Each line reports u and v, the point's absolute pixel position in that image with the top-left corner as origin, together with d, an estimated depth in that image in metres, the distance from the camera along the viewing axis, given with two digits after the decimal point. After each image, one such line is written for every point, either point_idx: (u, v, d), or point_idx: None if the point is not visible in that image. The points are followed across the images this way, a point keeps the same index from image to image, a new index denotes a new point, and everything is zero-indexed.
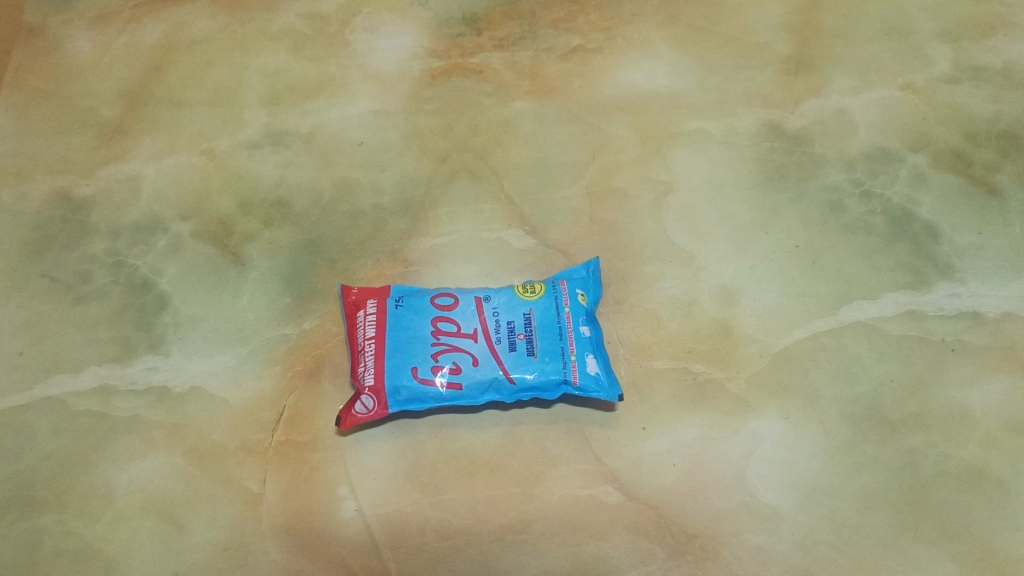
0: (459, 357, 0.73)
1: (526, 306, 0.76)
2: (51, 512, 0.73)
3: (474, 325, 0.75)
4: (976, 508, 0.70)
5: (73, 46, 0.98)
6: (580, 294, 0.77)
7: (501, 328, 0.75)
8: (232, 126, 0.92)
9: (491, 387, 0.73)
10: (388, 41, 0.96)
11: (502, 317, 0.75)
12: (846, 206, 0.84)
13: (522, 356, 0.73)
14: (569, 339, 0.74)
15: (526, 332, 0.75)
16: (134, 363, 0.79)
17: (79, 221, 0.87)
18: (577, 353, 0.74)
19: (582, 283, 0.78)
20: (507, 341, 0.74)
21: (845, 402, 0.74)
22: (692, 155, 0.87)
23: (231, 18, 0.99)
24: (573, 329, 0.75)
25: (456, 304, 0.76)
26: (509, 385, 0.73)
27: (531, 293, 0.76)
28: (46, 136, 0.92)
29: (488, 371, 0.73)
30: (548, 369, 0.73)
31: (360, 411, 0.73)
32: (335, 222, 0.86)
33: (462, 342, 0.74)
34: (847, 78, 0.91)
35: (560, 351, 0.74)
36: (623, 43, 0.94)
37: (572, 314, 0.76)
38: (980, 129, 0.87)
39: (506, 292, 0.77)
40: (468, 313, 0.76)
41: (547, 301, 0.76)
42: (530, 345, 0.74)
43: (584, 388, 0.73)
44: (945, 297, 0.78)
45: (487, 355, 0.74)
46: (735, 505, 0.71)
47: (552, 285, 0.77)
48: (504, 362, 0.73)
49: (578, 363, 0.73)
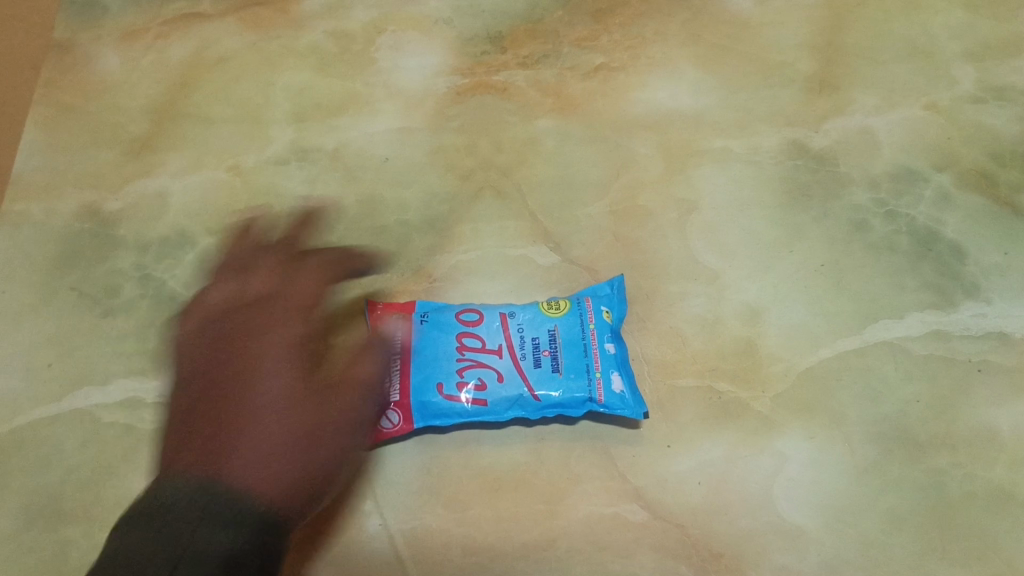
0: (484, 373, 0.74)
1: (551, 322, 0.77)
2: (78, 524, 0.74)
3: (499, 341, 0.76)
4: (1002, 530, 0.69)
5: (102, 62, 0.99)
6: (605, 312, 0.77)
7: (526, 345, 0.76)
8: (259, 142, 0.93)
9: (514, 405, 0.74)
10: (414, 59, 0.97)
11: (527, 335, 0.76)
12: (870, 226, 0.84)
13: (547, 372, 0.74)
14: (594, 357, 0.75)
15: (550, 348, 0.76)
16: (161, 376, 0.80)
17: (108, 235, 0.89)
18: (601, 370, 0.74)
19: (607, 302, 0.79)
20: (532, 357, 0.75)
21: (871, 422, 0.74)
22: (716, 173, 0.87)
23: (257, 35, 1.00)
24: (598, 346, 0.76)
25: (480, 320, 0.77)
26: (533, 403, 0.74)
27: (556, 310, 0.77)
28: (75, 151, 0.94)
29: (511, 388, 0.74)
30: (572, 386, 0.73)
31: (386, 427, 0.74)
32: (361, 238, 0.87)
33: (486, 358, 0.75)
34: (871, 97, 0.90)
35: (584, 369, 0.74)
36: (646, 62, 0.94)
37: (597, 331, 0.76)
38: (1005, 149, 0.86)
39: (531, 310, 0.78)
40: (493, 330, 0.77)
41: (572, 319, 0.77)
42: (555, 361, 0.75)
43: (608, 404, 0.73)
44: (971, 316, 0.78)
45: (512, 371, 0.74)
46: (761, 524, 0.71)
47: (577, 305, 0.78)
48: (529, 379, 0.74)
49: (603, 381, 0.74)
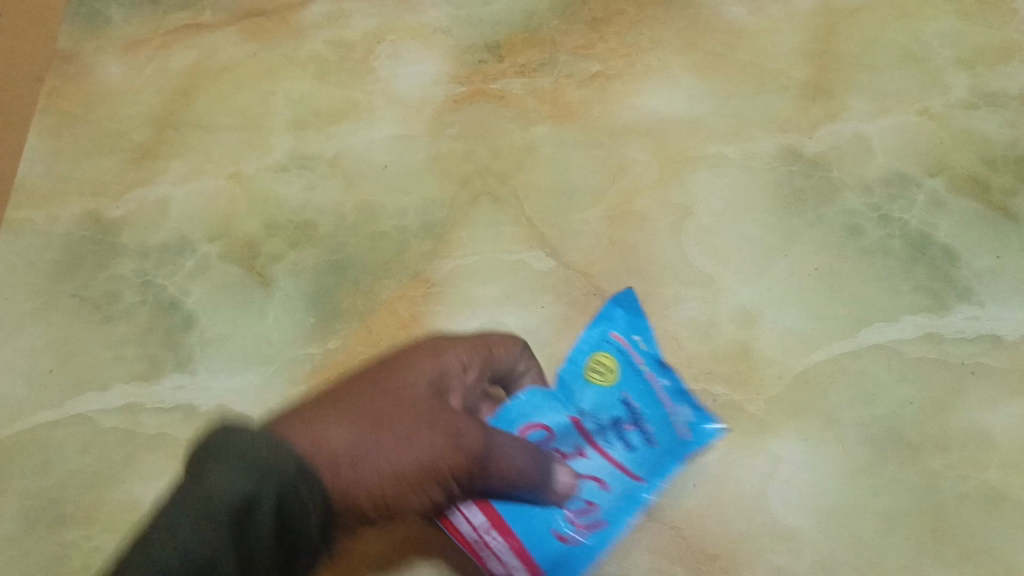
0: (591, 489, 0.70)
1: (618, 393, 0.73)
2: (79, 528, 0.75)
3: (576, 448, 0.71)
4: (995, 530, 0.70)
5: (104, 71, 1.00)
6: (639, 340, 0.77)
7: (609, 436, 0.72)
8: (259, 150, 0.94)
9: (632, 500, 0.71)
10: (411, 67, 0.98)
11: (600, 418, 0.72)
12: (864, 230, 0.84)
13: (638, 451, 0.72)
14: (666, 405, 0.73)
15: (635, 422, 0.72)
16: (161, 381, 0.82)
17: (109, 242, 0.90)
18: (674, 406, 0.74)
19: (635, 327, 0.78)
20: (617, 439, 0.72)
21: (864, 424, 0.75)
22: (711, 179, 0.88)
23: (258, 44, 1.01)
24: (666, 392, 0.74)
25: (548, 432, 0.69)
26: (641, 484, 0.72)
27: (605, 376, 0.74)
28: (77, 159, 0.95)
29: (626, 489, 0.71)
30: (666, 445, 0.73)
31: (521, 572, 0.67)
32: (359, 244, 0.88)
33: (584, 468, 0.70)
34: (865, 103, 0.90)
35: (668, 436, 0.73)
36: (642, 70, 0.95)
37: (653, 369, 0.75)
38: (996, 154, 0.87)
39: (587, 389, 0.73)
40: (567, 437, 0.70)
41: (629, 370, 0.75)
42: (642, 435, 0.72)
43: (693, 438, 0.74)
44: (964, 319, 0.79)
45: (610, 466, 0.71)
46: (755, 525, 0.72)
47: (617, 350, 0.76)
48: (626, 465, 0.71)
49: (681, 420, 0.74)
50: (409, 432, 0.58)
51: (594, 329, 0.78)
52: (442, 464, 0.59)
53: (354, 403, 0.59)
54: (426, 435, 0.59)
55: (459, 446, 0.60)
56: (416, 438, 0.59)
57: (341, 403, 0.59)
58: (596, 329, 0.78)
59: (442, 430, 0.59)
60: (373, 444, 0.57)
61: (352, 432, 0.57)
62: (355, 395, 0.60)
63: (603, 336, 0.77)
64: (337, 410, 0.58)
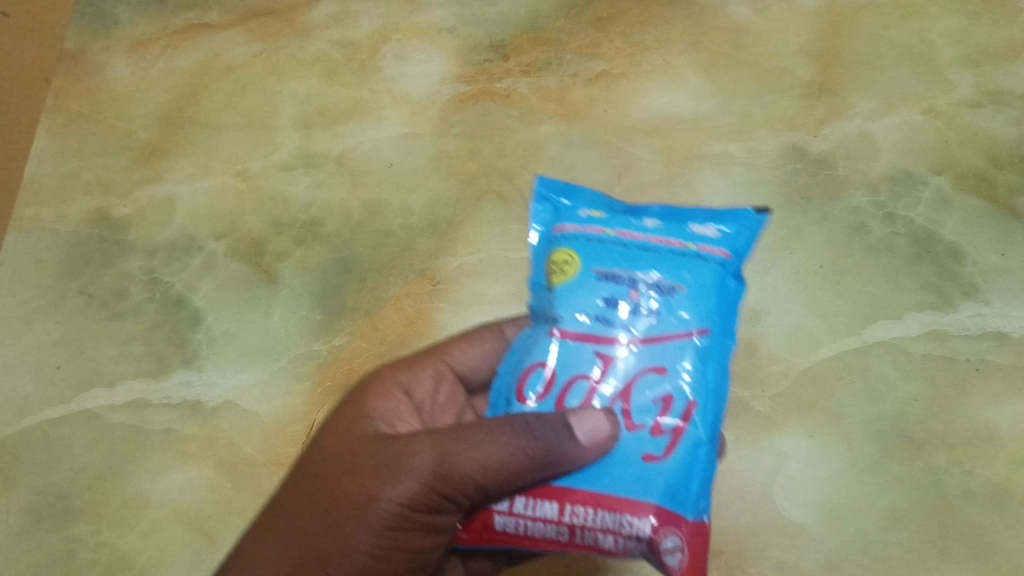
0: (647, 386, 0.53)
1: (589, 271, 0.56)
2: (87, 523, 0.76)
3: (595, 359, 0.53)
4: (1001, 526, 0.70)
5: (112, 71, 1.01)
6: (590, 212, 0.60)
7: (614, 312, 0.54)
8: (266, 149, 0.95)
9: (709, 359, 0.54)
10: (417, 66, 0.98)
11: (595, 304, 0.54)
12: (869, 228, 0.84)
13: (668, 299, 0.54)
14: (656, 244, 0.57)
15: (635, 286, 0.55)
16: (167, 378, 0.82)
17: (116, 239, 0.90)
18: (677, 234, 0.58)
19: (572, 206, 0.62)
20: (636, 312, 0.54)
21: (870, 420, 0.75)
22: (716, 177, 0.88)
23: (265, 44, 1.01)
24: (644, 238, 0.57)
25: (548, 368, 0.54)
26: (684, 292, 0.55)
27: (569, 266, 0.56)
28: (85, 158, 0.95)
29: (690, 358, 0.54)
30: (692, 261, 0.56)
31: (681, 534, 0.51)
32: (365, 241, 0.88)
33: (615, 372, 0.53)
34: (870, 102, 0.90)
35: (669, 249, 0.56)
36: (647, 69, 0.95)
37: (620, 227, 0.58)
38: (1002, 153, 0.87)
39: (558, 290, 0.56)
40: (573, 355, 0.54)
41: (588, 244, 0.57)
42: (661, 286, 0.55)
43: (724, 243, 0.58)
44: (969, 317, 0.79)
45: (652, 341, 0.54)
46: (761, 522, 0.72)
47: (563, 238, 0.58)
48: (671, 332, 0.54)
49: (687, 234, 0.58)
50: (363, 478, 0.56)
51: (536, 244, 0.62)
52: (404, 503, 0.54)
53: (308, 491, 0.58)
54: (375, 484, 0.55)
55: (429, 482, 0.54)
56: (370, 508, 0.55)
57: (296, 503, 0.58)
58: (539, 244, 0.62)
59: (392, 478, 0.55)
60: (338, 520, 0.55)
61: (311, 524, 0.56)
62: (305, 481, 0.58)
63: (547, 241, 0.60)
64: (279, 533, 0.57)
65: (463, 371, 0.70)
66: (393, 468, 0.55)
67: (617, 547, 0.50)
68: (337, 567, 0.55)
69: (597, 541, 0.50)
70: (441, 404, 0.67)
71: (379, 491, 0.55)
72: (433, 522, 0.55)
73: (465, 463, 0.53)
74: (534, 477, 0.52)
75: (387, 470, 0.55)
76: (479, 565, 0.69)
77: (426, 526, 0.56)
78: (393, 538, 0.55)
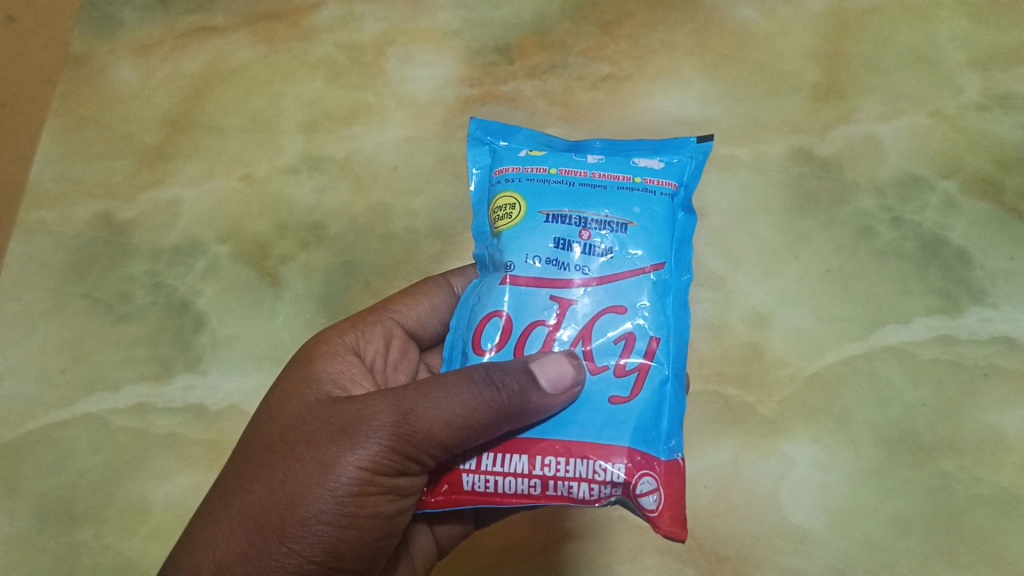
0: (606, 326, 0.57)
1: (536, 214, 0.60)
2: (90, 527, 0.76)
3: (552, 304, 0.57)
4: (1010, 532, 0.69)
5: (117, 74, 1.01)
6: (529, 154, 0.65)
7: (567, 254, 0.58)
8: (270, 152, 0.94)
9: (668, 293, 0.59)
10: (422, 70, 0.98)
11: (546, 248, 0.59)
12: (876, 232, 0.83)
13: (620, 236, 0.59)
14: (601, 182, 0.61)
15: (585, 227, 0.59)
16: (171, 381, 0.82)
17: (121, 242, 0.90)
18: (625, 172, 0.62)
19: (509, 147, 0.67)
20: (590, 252, 0.58)
21: (878, 425, 0.74)
22: (722, 180, 0.88)
23: (270, 47, 1.01)
24: (588, 175, 0.62)
25: (503, 316, 0.58)
26: (634, 228, 0.59)
27: (517, 211, 0.61)
28: (89, 161, 0.95)
29: (647, 294, 0.58)
30: (639, 196, 0.61)
31: (655, 474, 0.54)
32: (370, 245, 0.88)
33: (577, 315, 0.57)
34: (877, 105, 0.90)
35: (616, 185, 0.61)
36: (653, 72, 0.95)
37: (561, 168, 0.63)
38: (1010, 156, 0.86)
39: (507, 235, 0.60)
40: (528, 300, 0.58)
41: (533, 188, 0.61)
42: (612, 224, 0.59)
43: (671, 177, 0.63)
44: (978, 321, 0.78)
45: (609, 280, 0.58)
46: (768, 528, 0.71)
47: (506, 181, 0.63)
48: (625, 272, 0.58)
49: (633, 170, 0.62)
50: (318, 444, 0.51)
51: (481, 186, 0.67)
52: (368, 466, 0.49)
53: (257, 466, 0.51)
54: (333, 449, 0.50)
55: (393, 442, 0.50)
56: (330, 473, 0.49)
57: (244, 479, 0.51)
58: (483, 184, 0.67)
59: (351, 441, 0.50)
60: (295, 491, 0.49)
61: (265, 498, 0.50)
62: (252, 454, 0.53)
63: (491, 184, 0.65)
64: (229, 512, 0.50)
65: (412, 328, 0.70)
66: (351, 430, 0.50)
67: (593, 495, 0.53)
68: (299, 543, 0.49)
69: (571, 491, 0.53)
70: (391, 363, 0.66)
71: (338, 455, 0.50)
72: (396, 483, 0.51)
73: (432, 418, 0.50)
74: (507, 420, 0.51)
75: (343, 433, 0.50)
76: (448, 531, 0.65)
77: (390, 489, 0.51)
78: (358, 506, 0.50)
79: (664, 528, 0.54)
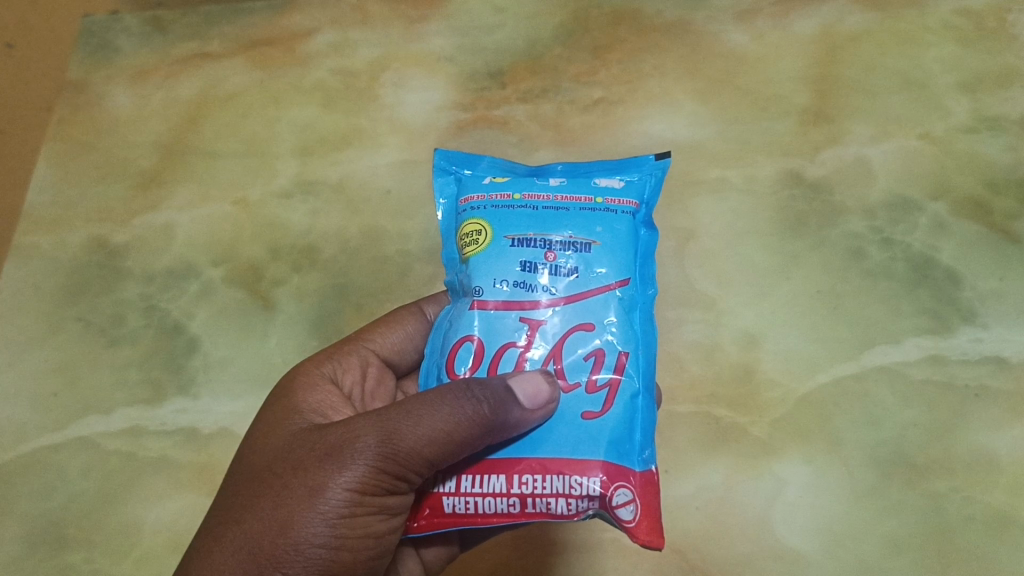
0: (576, 343, 0.57)
1: (502, 238, 0.60)
2: (80, 551, 0.76)
3: (522, 325, 0.58)
4: (1002, 553, 0.69)
5: (113, 100, 1.02)
6: (493, 180, 0.65)
7: (534, 277, 0.59)
8: (265, 176, 0.95)
9: (634, 308, 0.59)
10: (416, 95, 0.98)
11: (513, 272, 0.59)
12: (867, 253, 0.84)
13: (586, 255, 0.59)
14: (564, 204, 0.62)
15: (550, 249, 0.60)
16: (163, 405, 0.82)
17: (114, 266, 0.91)
18: (588, 192, 0.63)
19: (473, 176, 0.67)
20: (558, 272, 0.59)
21: (869, 446, 0.74)
22: (714, 203, 0.88)
23: (265, 73, 1.02)
24: (552, 199, 0.62)
25: (475, 340, 0.58)
26: (600, 246, 0.60)
27: (484, 237, 0.61)
28: (85, 186, 0.96)
29: (614, 310, 0.58)
30: (604, 215, 0.61)
31: (631, 485, 0.54)
32: (362, 267, 0.88)
33: (548, 335, 0.57)
34: (867, 128, 0.90)
35: (579, 207, 0.62)
36: (644, 96, 0.95)
37: (524, 191, 0.63)
38: (998, 178, 0.86)
39: (474, 260, 0.60)
40: (498, 324, 0.58)
41: (498, 213, 0.62)
42: (577, 244, 0.60)
43: (635, 196, 0.64)
44: (968, 341, 0.78)
45: (577, 299, 0.58)
46: (759, 550, 0.71)
47: (471, 209, 0.63)
48: (592, 288, 0.59)
49: (598, 190, 0.63)
50: (305, 470, 0.51)
51: (447, 216, 0.68)
52: (356, 488, 0.49)
53: (248, 496, 0.51)
54: (320, 473, 0.50)
55: (378, 462, 0.50)
56: (320, 497, 0.49)
57: (234, 510, 0.51)
58: (449, 213, 0.68)
59: (338, 464, 0.50)
60: (286, 516, 0.49)
61: (257, 527, 0.49)
62: (240, 487, 0.52)
63: (457, 212, 0.66)
64: (222, 543, 0.50)
65: (388, 356, 0.70)
66: (336, 453, 0.50)
67: (572, 510, 0.53)
68: (293, 567, 0.49)
69: (549, 507, 0.53)
70: (370, 391, 0.66)
71: (326, 479, 0.50)
72: (386, 503, 0.51)
73: (416, 436, 0.50)
74: (488, 435, 0.52)
75: (329, 457, 0.50)
76: (434, 554, 0.64)
77: (380, 509, 0.51)
78: (349, 527, 0.50)
79: (642, 537, 0.53)
